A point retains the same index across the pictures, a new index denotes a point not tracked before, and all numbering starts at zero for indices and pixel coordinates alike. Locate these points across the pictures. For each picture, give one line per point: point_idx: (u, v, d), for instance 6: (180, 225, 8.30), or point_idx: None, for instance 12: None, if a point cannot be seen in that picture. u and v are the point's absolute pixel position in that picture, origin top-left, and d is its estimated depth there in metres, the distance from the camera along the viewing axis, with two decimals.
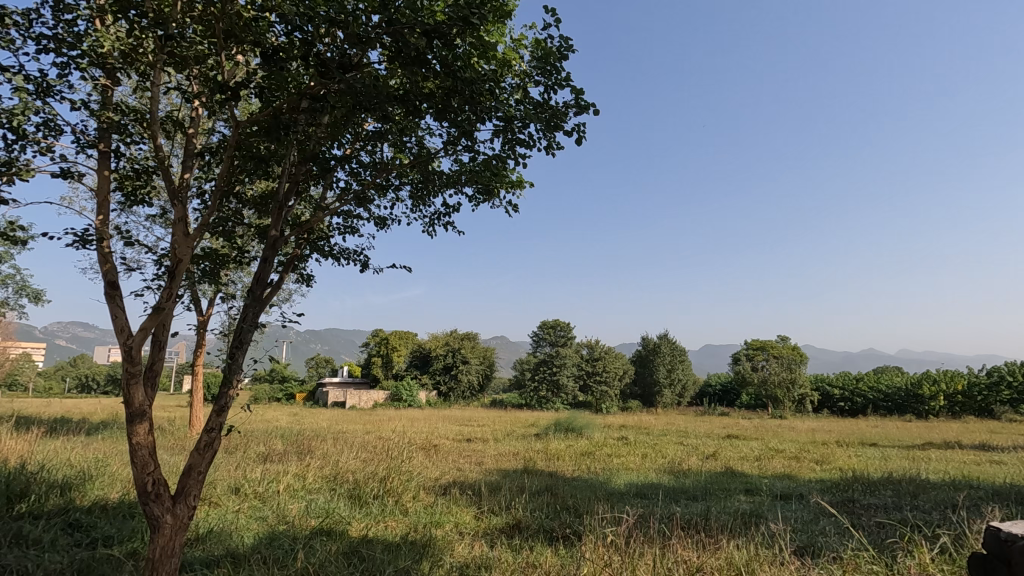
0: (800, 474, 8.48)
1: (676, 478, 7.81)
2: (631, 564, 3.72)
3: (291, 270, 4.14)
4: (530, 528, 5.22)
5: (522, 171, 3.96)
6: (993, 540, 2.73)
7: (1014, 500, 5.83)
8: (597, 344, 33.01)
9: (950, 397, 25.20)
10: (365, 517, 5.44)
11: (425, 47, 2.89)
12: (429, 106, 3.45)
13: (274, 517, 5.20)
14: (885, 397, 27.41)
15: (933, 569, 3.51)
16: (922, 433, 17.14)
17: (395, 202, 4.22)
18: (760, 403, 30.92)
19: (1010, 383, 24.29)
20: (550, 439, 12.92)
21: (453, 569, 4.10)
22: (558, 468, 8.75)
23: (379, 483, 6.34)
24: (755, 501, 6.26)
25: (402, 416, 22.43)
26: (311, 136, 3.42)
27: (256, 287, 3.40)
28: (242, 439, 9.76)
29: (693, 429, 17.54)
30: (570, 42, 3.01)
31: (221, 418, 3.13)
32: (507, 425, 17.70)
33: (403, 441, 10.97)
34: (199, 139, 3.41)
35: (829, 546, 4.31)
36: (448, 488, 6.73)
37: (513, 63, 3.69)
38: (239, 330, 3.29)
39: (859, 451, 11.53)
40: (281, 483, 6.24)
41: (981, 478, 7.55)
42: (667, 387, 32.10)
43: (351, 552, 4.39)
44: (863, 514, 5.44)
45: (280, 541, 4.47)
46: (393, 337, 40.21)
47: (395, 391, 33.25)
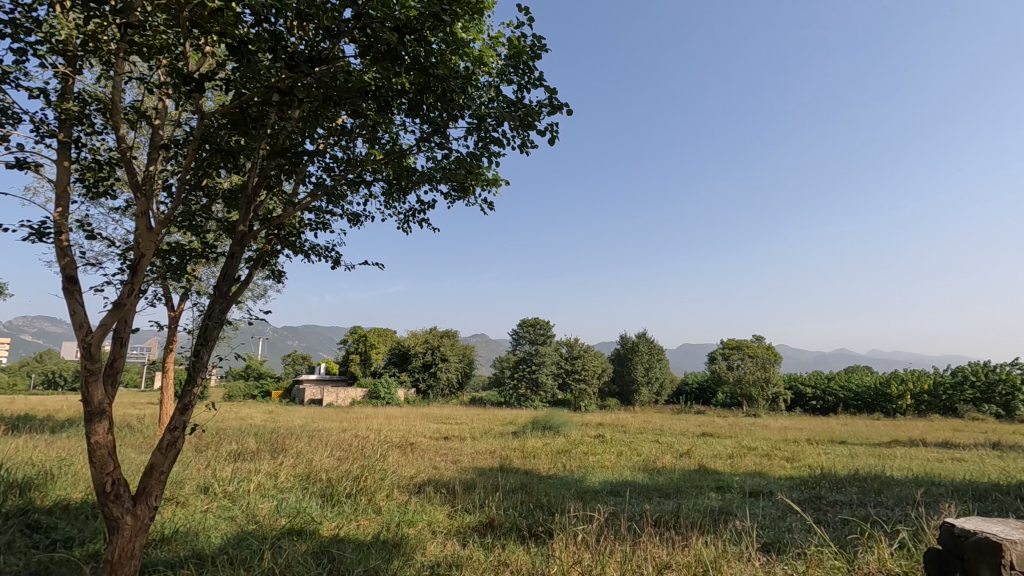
0: (770, 472, 8.65)
1: (649, 476, 7.88)
2: (602, 561, 3.74)
3: (262, 265, 4.08)
4: (502, 526, 5.23)
5: (496, 169, 3.97)
6: (949, 537, 2.84)
7: (971, 496, 6.04)
8: (576, 342, 33.24)
9: (917, 397, 25.92)
10: (337, 516, 5.38)
11: (398, 42, 2.85)
12: (402, 102, 3.43)
13: (243, 517, 5.11)
14: (855, 396, 28.08)
15: (891, 564, 3.61)
16: (888, 431, 17.61)
17: (368, 198, 4.21)
18: (736, 402, 31.41)
19: (973, 383, 25.05)
20: (527, 437, 12.91)
21: (424, 568, 4.08)
22: (533, 466, 8.79)
23: (352, 482, 6.28)
24: (725, 498, 6.38)
25: (380, 414, 22.29)
26: (282, 130, 3.36)
27: (223, 283, 3.33)
28: (213, 438, 9.56)
29: (668, 427, 17.77)
30: (543, 41, 3.04)
31: (185, 417, 3.06)
32: (485, 423, 17.72)
33: (378, 439, 10.87)
34: (165, 131, 3.32)
35: (793, 542, 4.40)
36: (422, 487, 6.71)
37: (488, 61, 3.71)
38: (205, 326, 3.22)
39: (827, 449, 11.81)
40: (252, 482, 6.14)
41: (942, 475, 7.79)
42: (644, 386, 32.42)
43: (321, 552, 4.35)
44: (828, 510, 5.58)
45: (248, 541, 4.40)
46: (372, 334, 40.39)
47: (373, 388, 32.99)
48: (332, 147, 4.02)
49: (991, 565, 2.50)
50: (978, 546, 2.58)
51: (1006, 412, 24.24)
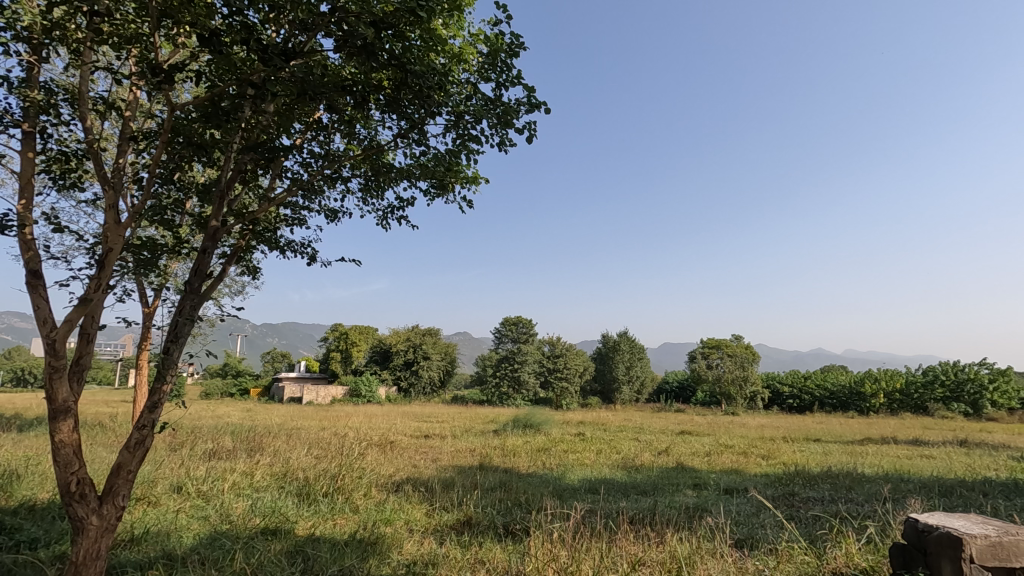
0: (746, 469, 8.78)
1: (628, 473, 7.94)
2: (578, 558, 3.75)
3: (236, 261, 4.01)
4: (480, 524, 5.23)
5: (476, 167, 3.97)
6: (912, 532, 2.91)
7: (937, 492, 6.20)
8: (558, 341, 33.36)
9: (889, 395, 26.55)
10: (313, 516, 5.33)
11: (374, 38, 2.82)
12: (380, 98, 3.41)
13: (217, 516, 5.03)
14: (830, 394, 28.60)
15: (858, 559, 3.68)
16: (861, 429, 18.00)
17: (345, 194, 4.17)
18: (715, 400, 31.82)
19: (943, 383, 25.74)
20: (508, 435, 12.90)
21: (400, 567, 4.06)
22: (513, 464, 8.80)
23: (329, 480, 6.22)
24: (701, 495, 6.46)
25: (360, 412, 22.10)
26: (256, 124, 3.31)
27: (194, 279, 3.27)
28: (188, 436, 9.39)
29: (648, 425, 17.96)
30: (521, 40, 3.06)
31: (154, 414, 3.00)
32: (466, 421, 17.69)
33: (358, 437, 10.77)
34: (135, 122, 3.24)
35: (765, 539, 4.48)
36: (400, 485, 6.67)
37: (467, 57, 3.71)
38: (175, 323, 3.16)
39: (802, 447, 12.04)
40: (226, 482, 6.04)
41: (912, 473, 7.97)
42: (626, 384, 32.63)
43: (295, 552, 4.30)
44: (800, 507, 5.69)
45: (221, 541, 4.34)
46: (354, 332, 40.06)
47: (354, 386, 32.70)
48: (309, 142, 3.98)
49: (953, 560, 2.56)
50: (941, 541, 2.65)
51: (974, 411, 24.93)
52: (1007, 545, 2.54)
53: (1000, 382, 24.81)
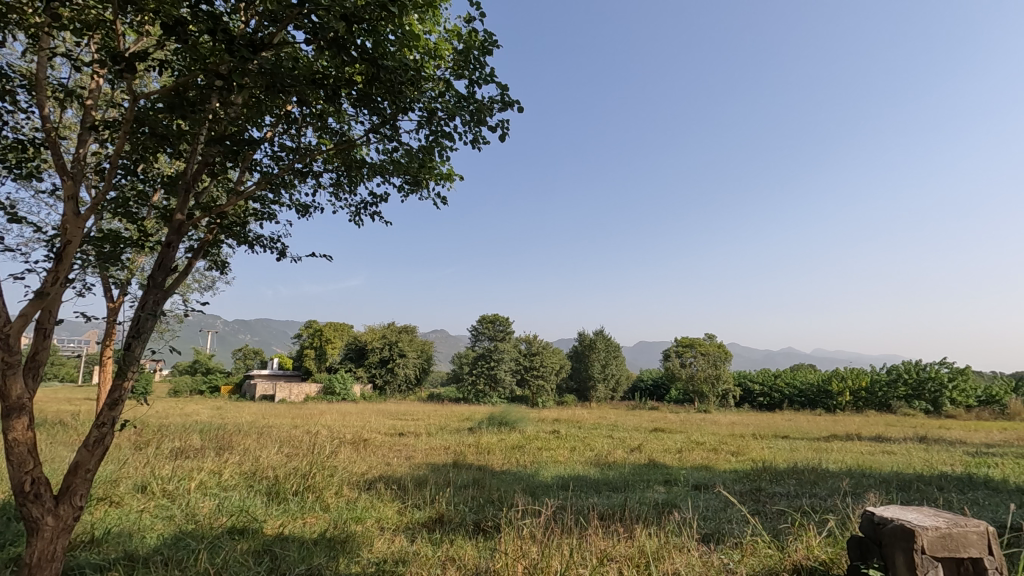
0: (716, 465, 8.95)
1: (601, 471, 8.01)
2: (547, 554, 3.77)
3: (203, 255, 3.92)
4: (452, 521, 5.24)
5: (450, 163, 3.98)
6: (869, 524, 3.01)
7: (896, 487, 6.42)
8: (535, 338, 33.47)
9: (855, 393, 27.39)
10: (282, 514, 5.26)
11: (344, 31, 2.80)
12: (352, 93, 3.39)
13: (182, 516, 4.92)
14: (799, 392, 29.32)
15: (818, 551, 3.75)
16: (828, 426, 18.50)
17: (316, 189, 4.14)
18: (688, 398, 32.36)
19: (905, 381, 26.62)
20: (483, 433, 12.88)
21: (370, 565, 4.04)
22: (487, 462, 8.81)
23: (299, 479, 6.13)
24: (671, 491, 6.58)
25: (335, 409, 21.99)
26: (224, 117, 3.25)
27: (157, 274, 3.20)
28: (155, 435, 9.17)
29: (623, 422, 18.15)
30: (494, 39, 3.10)
31: (114, 412, 2.93)
32: (442, 419, 17.64)
33: (331, 435, 10.65)
34: (97, 111, 3.14)
35: (731, 533, 4.58)
36: (373, 483, 6.63)
37: (442, 53, 3.71)
38: (137, 319, 3.08)
39: (770, 443, 12.34)
40: (193, 480, 5.92)
41: (874, 468, 8.22)
42: (601, 381, 32.87)
43: (262, 551, 4.24)
44: (766, 501, 5.84)
45: (185, 541, 4.26)
46: (328, 329, 39.55)
47: (328, 383, 32.29)
48: (280, 136, 3.94)
49: (906, 551, 2.66)
50: (895, 532, 2.74)
51: (935, 408, 25.81)
52: (956, 536, 2.65)
53: (958, 380, 25.74)
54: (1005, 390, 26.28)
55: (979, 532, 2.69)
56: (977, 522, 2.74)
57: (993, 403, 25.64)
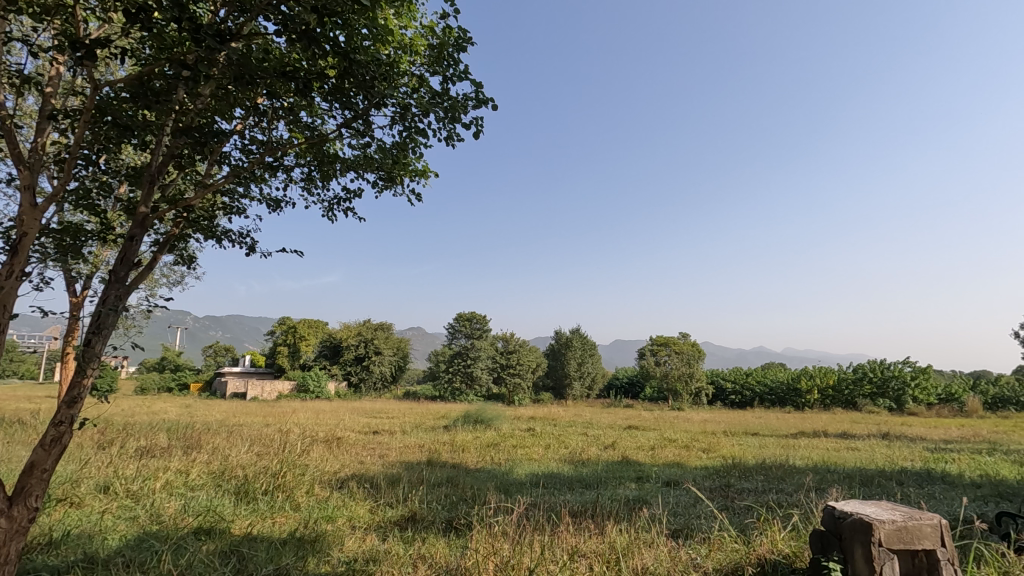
0: (687, 462, 9.12)
1: (575, 468, 8.05)
2: (518, 552, 3.77)
3: (168, 249, 3.82)
4: (425, 519, 5.22)
5: (424, 160, 3.99)
6: (830, 518, 3.10)
7: (858, 481, 6.63)
8: (512, 336, 33.50)
9: (823, 391, 28.14)
10: (251, 514, 5.17)
11: (316, 24, 2.76)
12: (324, 87, 3.36)
13: (146, 517, 4.80)
14: (769, 391, 30.00)
15: (781, 545, 3.81)
16: (796, 423, 19.03)
17: (287, 182, 4.09)
18: (662, 396, 32.81)
19: (871, 379, 27.44)
20: (458, 431, 12.84)
21: (340, 564, 4.01)
22: (461, 460, 8.79)
23: (269, 478, 6.02)
24: (642, 487, 6.70)
25: (308, 408, 21.75)
26: (190, 108, 3.17)
27: (119, 268, 3.13)
28: (118, 433, 8.91)
29: (598, 420, 18.34)
30: (469, 35, 3.12)
31: (72, 410, 2.84)
32: (417, 416, 17.55)
33: (303, 433, 10.49)
34: (56, 100, 3.03)
35: (699, 528, 4.68)
36: (345, 482, 6.56)
37: (418, 49, 3.70)
38: (98, 314, 2.98)
39: (739, 440, 12.63)
40: (159, 480, 5.78)
41: (839, 464, 8.46)
42: (577, 379, 33.09)
43: (229, 552, 4.16)
44: (734, 497, 5.97)
45: (148, 542, 4.15)
46: (302, 326, 38.94)
47: (302, 381, 31.80)
48: (251, 128, 3.88)
49: (864, 544, 2.74)
50: (854, 527, 2.82)
51: (898, 405, 26.69)
52: (911, 528, 2.74)
53: (920, 379, 26.62)
54: (963, 387, 27.32)
55: (933, 525, 2.79)
56: (932, 516, 2.84)
57: (952, 401, 26.64)
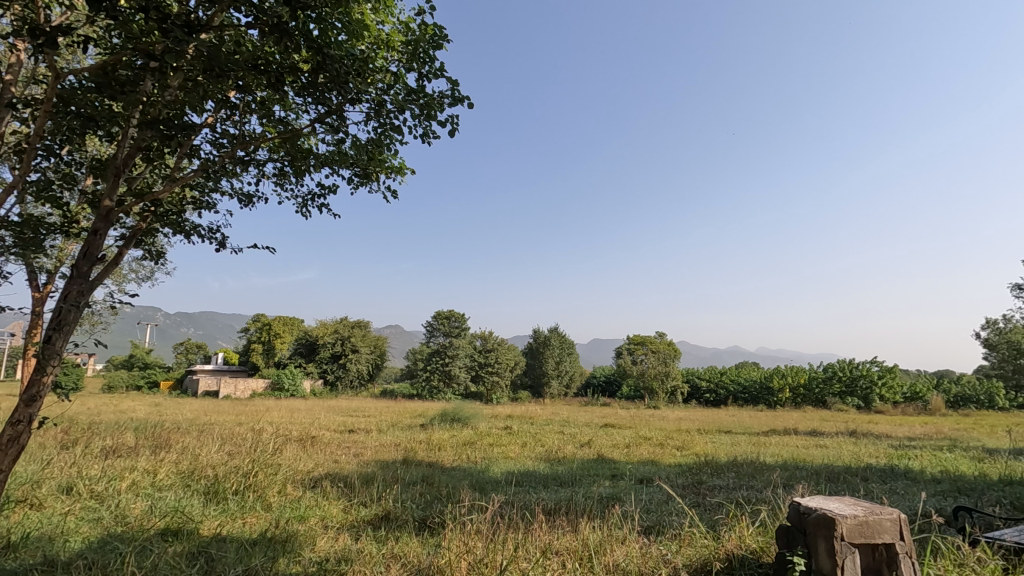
0: (661, 460, 9.24)
1: (550, 466, 8.10)
2: (492, 550, 3.78)
3: (134, 243, 3.74)
4: (398, 518, 5.19)
5: (400, 156, 3.99)
6: (796, 514, 3.17)
7: (825, 478, 6.81)
8: (490, 335, 33.44)
9: (794, 390, 28.77)
10: (221, 514, 5.08)
11: (289, 17, 2.73)
12: (298, 82, 3.33)
13: (111, 518, 4.69)
14: (743, 389, 30.58)
15: (749, 540, 3.89)
16: (767, 421, 19.41)
17: (258, 176, 4.03)
18: (638, 394, 33.17)
19: (840, 378, 28.16)
20: (434, 429, 12.79)
21: (311, 564, 3.96)
22: (438, 458, 8.78)
23: (239, 477, 5.92)
24: (617, 485, 6.77)
25: (282, 406, 21.38)
26: (158, 100, 3.10)
27: (82, 263, 3.04)
28: (83, 432, 8.66)
29: (574, 418, 18.48)
30: (446, 33, 3.15)
31: (31, 409, 2.79)
32: (394, 415, 17.42)
33: (277, 431, 10.34)
34: (15, 89, 2.93)
35: (671, 525, 4.75)
36: (319, 481, 6.48)
37: (394, 45, 3.69)
38: (59, 310, 2.90)
39: (713, 438, 12.84)
40: (125, 481, 5.63)
41: (807, 461, 8.66)
42: (555, 378, 33.23)
43: (197, 553, 4.09)
44: (705, 494, 6.08)
45: (112, 544, 4.05)
46: (278, 323, 38.33)
47: (276, 379, 31.27)
48: (222, 122, 3.83)
49: (827, 539, 2.81)
50: (818, 521, 2.89)
51: (865, 404, 27.45)
52: (872, 523, 2.82)
53: (887, 378, 27.38)
54: (927, 386, 28.23)
55: (892, 519, 2.88)
56: (892, 510, 2.93)
57: (916, 399, 27.51)
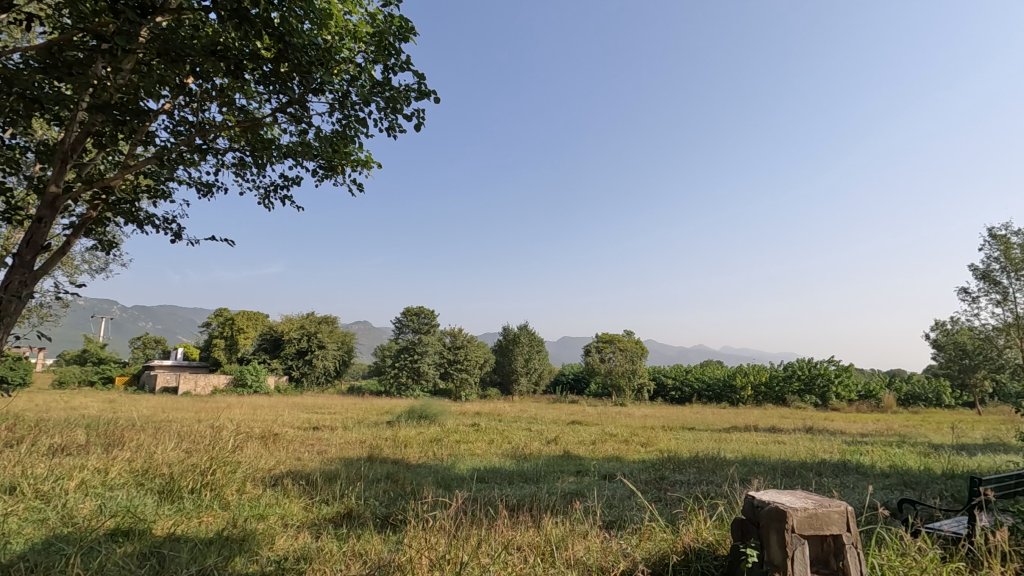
0: (625, 456, 9.37)
1: (516, 463, 8.12)
2: (455, 546, 3.78)
3: (83, 232, 3.61)
4: (361, 515, 5.14)
5: (366, 149, 3.97)
6: (749, 507, 3.25)
7: (781, 472, 7.03)
8: (460, 332, 33.30)
9: (756, 388, 29.59)
10: (175, 514, 4.93)
11: (249, 3, 2.68)
12: (260, 71, 3.27)
13: (57, 518, 4.49)
14: (707, 387, 31.32)
15: (705, 534, 3.98)
16: (729, 418, 19.92)
17: (216, 165, 3.94)
18: (606, 392, 33.61)
19: (799, 377, 29.09)
20: (401, 426, 12.66)
21: (268, 564, 3.88)
22: (403, 455, 8.71)
23: (196, 475, 5.74)
24: (581, 481, 6.85)
25: (245, 402, 20.87)
26: (109, 84, 3.00)
27: (25, 252, 2.94)
28: (30, 430, 8.27)
29: (542, 415, 18.61)
30: (412, 26, 3.17)
31: None
32: (360, 412, 17.21)
33: (237, 428, 10.08)
34: None
35: (631, 519, 4.84)
36: (279, 479, 6.35)
37: (360, 36, 3.65)
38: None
39: (676, 435, 13.08)
40: (73, 480, 5.40)
41: (765, 456, 8.91)
42: (524, 375, 33.34)
43: (149, 553, 3.96)
44: (667, 488, 6.23)
45: (57, 545, 3.88)
46: (241, 317, 37.36)
47: (239, 375, 30.50)
48: (180, 108, 3.72)
49: (778, 530, 2.90)
50: (771, 514, 2.97)
51: (822, 401, 28.43)
52: (822, 515, 2.93)
53: (843, 377, 28.43)
54: (880, 384, 29.43)
55: (839, 511, 2.98)
56: (839, 503, 3.03)
57: (870, 397, 28.66)
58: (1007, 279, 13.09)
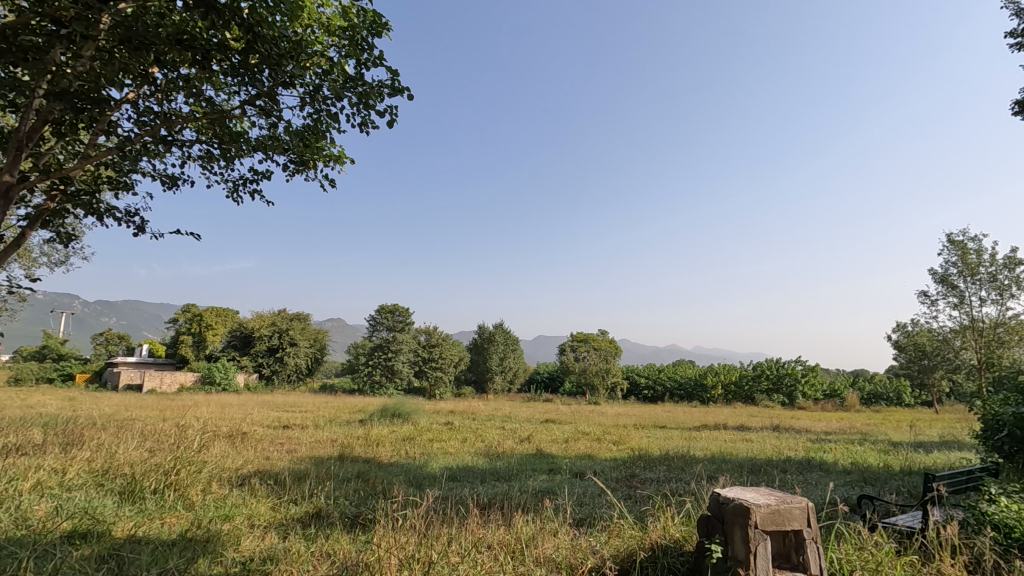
0: (597, 454, 9.46)
1: (489, 461, 8.10)
2: (424, 546, 3.76)
3: (41, 222, 3.49)
4: (331, 515, 5.09)
5: (338, 143, 3.93)
6: (715, 504, 3.31)
7: (746, 470, 7.18)
8: (436, 330, 33.12)
9: (726, 387, 30.17)
10: (137, 515, 4.79)
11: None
12: (229, 61, 3.21)
13: (10, 520, 4.32)
14: (678, 386, 31.81)
15: (673, 530, 4.03)
16: (699, 416, 20.26)
17: (182, 156, 3.85)
18: (580, 390, 33.83)
19: (768, 376, 29.76)
20: (374, 425, 12.53)
21: (234, 564, 3.80)
22: (375, 454, 8.63)
23: (159, 476, 5.59)
24: (552, 479, 6.88)
25: (212, 400, 20.33)
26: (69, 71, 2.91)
27: None
28: None
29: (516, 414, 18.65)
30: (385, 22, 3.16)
31: None
32: (332, 411, 16.96)
33: (204, 428, 9.83)
34: None
35: (600, 517, 4.88)
36: (246, 479, 6.22)
37: (333, 29, 3.59)
38: None
39: (648, 433, 13.25)
40: (29, 481, 5.21)
41: (733, 454, 9.07)
42: (499, 374, 33.33)
43: (108, 556, 3.85)
44: (637, 486, 6.30)
45: (9, 549, 3.73)
46: (210, 314, 36.46)
47: (207, 373, 29.74)
48: (144, 97, 3.63)
49: (742, 527, 2.96)
50: (735, 510, 3.04)
51: (789, 400, 29.13)
52: (783, 511, 3.00)
53: (809, 376, 29.19)
54: (844, 384, 30.33)
55: (801, 508, 3.05)
56: (801, 499, 3.11)
57: (835, 397, 29.50)
58: (963, 283, 13.63)
